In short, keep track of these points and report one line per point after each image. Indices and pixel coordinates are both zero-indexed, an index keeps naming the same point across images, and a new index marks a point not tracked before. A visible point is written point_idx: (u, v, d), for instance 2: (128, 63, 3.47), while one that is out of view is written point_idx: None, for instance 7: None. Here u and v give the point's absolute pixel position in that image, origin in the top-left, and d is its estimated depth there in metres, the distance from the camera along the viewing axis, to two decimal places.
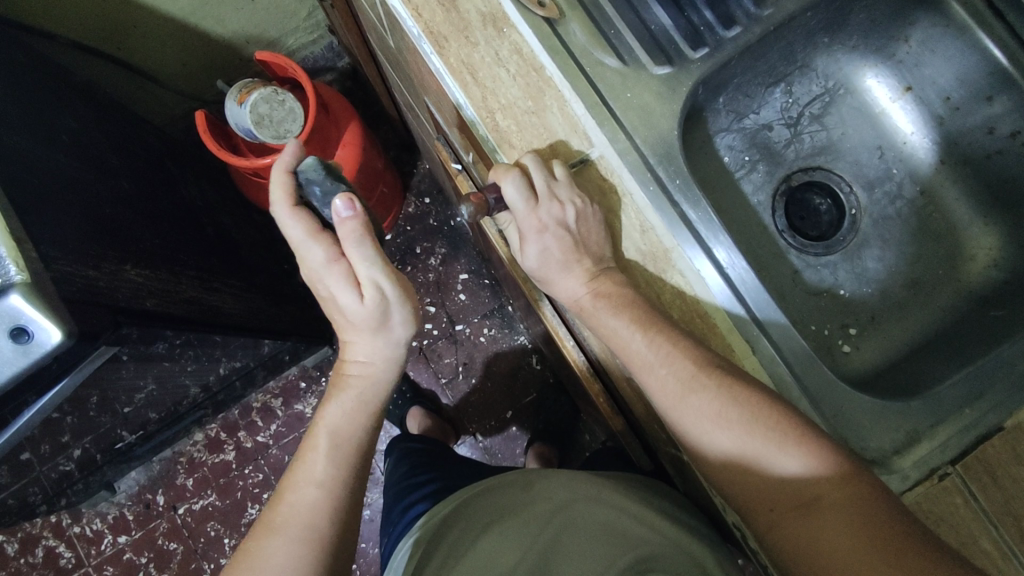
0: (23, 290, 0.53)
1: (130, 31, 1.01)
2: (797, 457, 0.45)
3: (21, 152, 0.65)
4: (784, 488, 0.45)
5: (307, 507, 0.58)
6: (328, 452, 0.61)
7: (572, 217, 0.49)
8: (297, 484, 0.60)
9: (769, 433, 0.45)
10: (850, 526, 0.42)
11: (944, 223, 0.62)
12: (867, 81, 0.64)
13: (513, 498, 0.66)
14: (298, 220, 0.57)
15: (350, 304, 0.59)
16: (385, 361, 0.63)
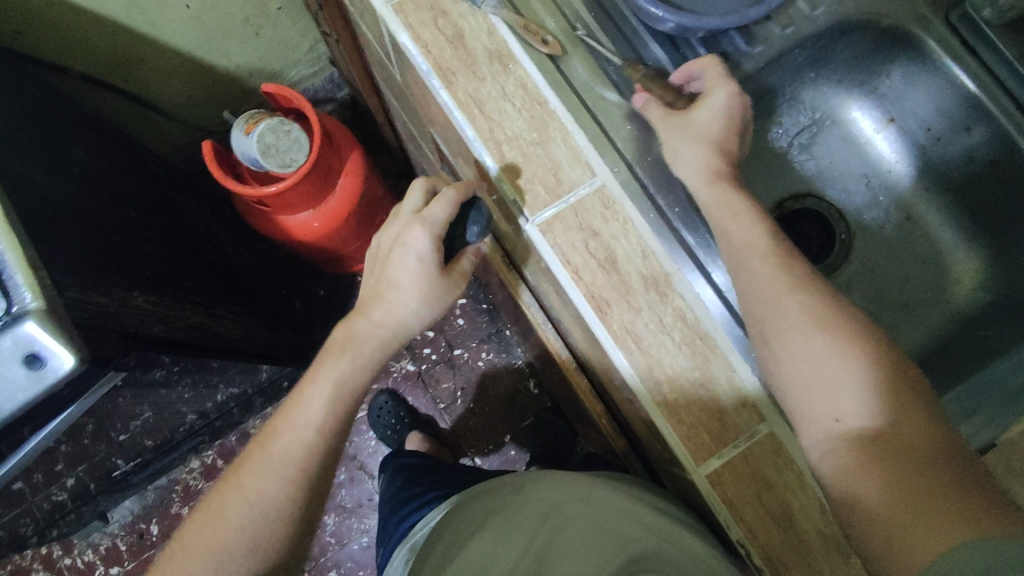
0: (38, 317, 0.54)
1: (138, 65, 1.04)
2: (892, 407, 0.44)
3: (34, 182, 0.66)
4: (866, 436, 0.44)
5: (300, 449, 0.58)
6: (329, 399, 0.60)
7: (591, 241, 0.52)
8: (293, 424, 0.59)
9: (855, 374, 0.45)
10: (902, 469, 0.42)
11: (931, 247, 0.65)
12: (852, 112, 0.67)
13: (503, 499, 0.68)
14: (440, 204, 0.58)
15: (416, 268, 0.59)
16: (403, 326, 0.62)
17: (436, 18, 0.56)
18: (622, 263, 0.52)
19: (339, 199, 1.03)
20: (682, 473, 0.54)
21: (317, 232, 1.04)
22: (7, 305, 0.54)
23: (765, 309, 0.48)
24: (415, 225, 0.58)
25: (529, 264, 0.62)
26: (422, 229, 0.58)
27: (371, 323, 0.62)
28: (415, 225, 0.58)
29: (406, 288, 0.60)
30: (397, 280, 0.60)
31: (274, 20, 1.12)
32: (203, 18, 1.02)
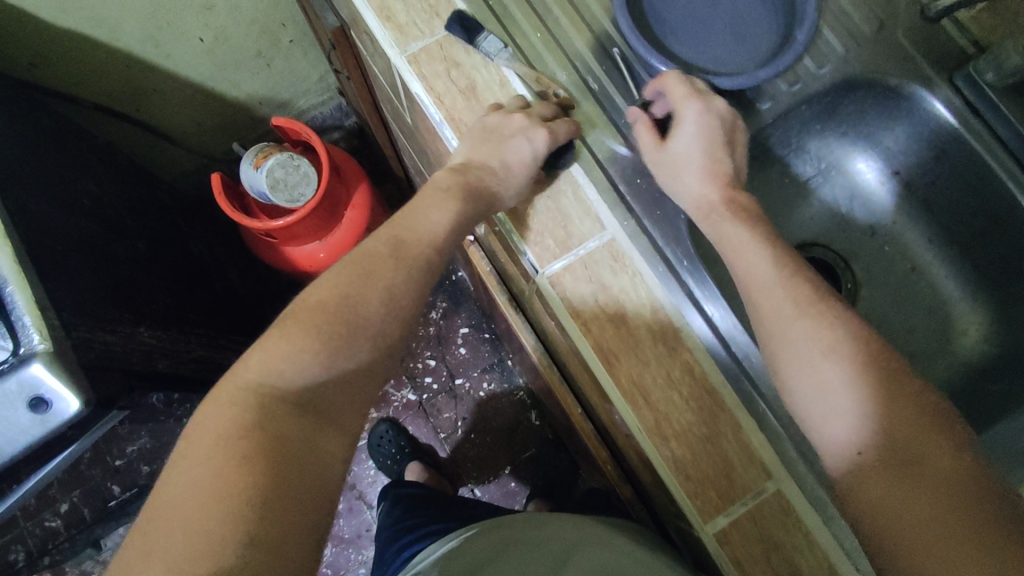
0: (44, 359, 0.54)
1: (150, 95, 1.05)
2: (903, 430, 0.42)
3: (45, 218, 0.67)
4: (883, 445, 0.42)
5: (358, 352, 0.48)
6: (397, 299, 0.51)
7: (601, 293, 0.52)
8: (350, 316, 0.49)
9: (869, 394, 0.43)
10: (910, 496, 0.40)
11: (935, 299, 0.65)
12: (857, 164, 0.68)
13: (515, 534, 0.66)
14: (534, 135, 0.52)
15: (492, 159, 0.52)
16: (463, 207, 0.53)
17: (450, 70, 0.57)
18: (631, 317, 0.52)
19: (344, 230, 1.03)
20: (687, 527, 0.54)
21: (322, 263, 1.05)
22: (14, 345, 0.54)
23: (772, 318, 0.48)
24: (536, 128, 0.52)
25: (536, 310, 0.62)
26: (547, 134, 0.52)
27: (438, 215, 0.53)
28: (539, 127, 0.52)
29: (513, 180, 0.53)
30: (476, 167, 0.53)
31: (285, 52, 1.14)
32: (215, 51, 1.03)
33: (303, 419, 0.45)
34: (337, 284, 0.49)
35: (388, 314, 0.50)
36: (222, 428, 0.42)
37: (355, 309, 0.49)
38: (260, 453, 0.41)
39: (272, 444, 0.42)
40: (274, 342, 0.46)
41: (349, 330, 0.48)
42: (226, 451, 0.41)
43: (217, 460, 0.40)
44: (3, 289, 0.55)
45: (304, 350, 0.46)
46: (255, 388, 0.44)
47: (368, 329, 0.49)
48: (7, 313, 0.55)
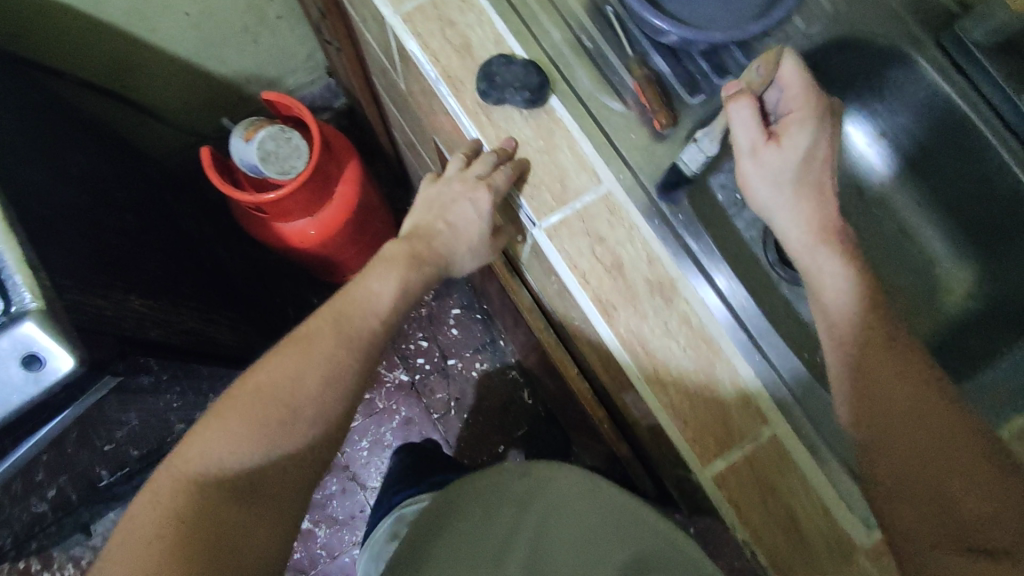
0: (37, 317, 0.53)
1: (135, 71, 1.03)
2: (963, 465, 0.43)
3: (33, 184, 0.65)
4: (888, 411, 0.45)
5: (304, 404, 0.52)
6: (332, 370, 0.53)
7: (599, 248, 0.53)
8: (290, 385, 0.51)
9: (895, 383, 0.45)
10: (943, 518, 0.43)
11: (923, 259, 0.67)
12: (848, 126, 0.69)
13: (495, 480, 0.68)
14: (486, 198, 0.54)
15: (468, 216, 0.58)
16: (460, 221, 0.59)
17: (445, 28, 0.56)
18: (628, 269, 0.52)
19: (335, 206, 1.03)
20: (684, 477, 0.55)
21: (312, 240, 1.04)
22: (6, 304, 0.54)
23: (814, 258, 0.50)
24: (476, 190, 0.55)
25: (532, 270, 0.63)
26: (485, 195, 0.54)
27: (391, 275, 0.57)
28: (477, 189, 0.54)
29: (463, 233, 0.59)
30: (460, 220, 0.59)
31: (272, 28, 1.12)
32: (201, 26, 1.02)
33: (241, 504, 0.49)
34: (279, 368, 0.52)
35: (325, 392, 0.53)
36: (156, 519, 0.46)
37: (292, 392, 0.51)
38: (187, 548, 0.45)
39: (202, 532, 0.47)
40: (214, 429, 0.50)
41: (285, 417, 0.51)
42: (153, 547, 0.44)
43: (143, 552, 0.44)
44: None
45: (239, 443, 0.50)
46: (187, 479, 0.48)
47: (302, 409, 0.51)
48: None
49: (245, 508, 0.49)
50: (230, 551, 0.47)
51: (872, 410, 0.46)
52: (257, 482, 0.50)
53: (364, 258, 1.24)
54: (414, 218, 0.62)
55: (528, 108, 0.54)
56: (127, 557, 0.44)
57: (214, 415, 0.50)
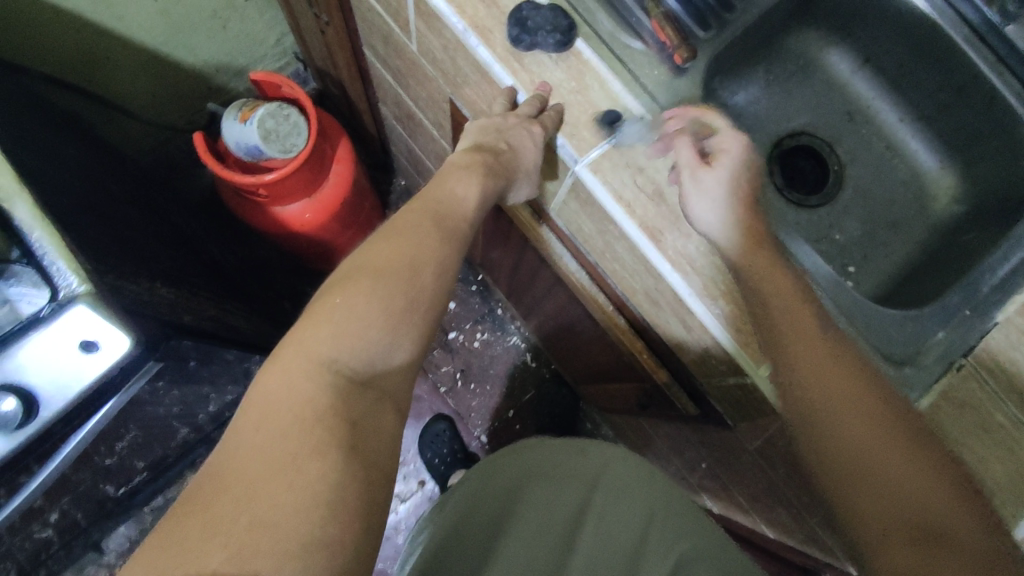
0: (88, 301, 0.53)
1: (104, 63, 0.99)
2: (908, 460, 0.48)
3: (43, 174, 0.63)
4: (837, 427, 0.50)
5: (427, 291, 0.52)
6: (444, 265, 0.54)
7: (643, 180, 0.56)
8: (416, 266, 0.52)
9: (838, 397, 0.50)
10: (897, 506, 0.47)
11: (911, 172, 0.73)
12: (831, 58, 0.74)
13: (562, 463, 0.75)
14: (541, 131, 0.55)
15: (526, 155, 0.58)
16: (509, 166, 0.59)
17: None
18: (667, 194, 0.56)
19: (333, 185, 1.03)
20: (734, 385, 0.59)
21: (311, 223, 1.03)
22: (53, 291, 0.53)
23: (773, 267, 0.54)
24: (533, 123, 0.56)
25: (565, 213, 0.66)
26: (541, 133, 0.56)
27: (463, 191, 0.58)
28: (533, 123, 0.55)
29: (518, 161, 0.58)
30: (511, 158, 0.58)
31: (241, 12, 1.09)
32: (171, 12, 0.99)
33: (366, 395, 0.47)
34: (395, 250, 0.52)
35: (441, 284, 0.54)
36: (301, 400, 0.43)
37: (412, 281, 0.51)
38: (329, 425, 0.43)
39: (347, 422, 0.44)
40: (339, 310, 0.48)
41: (408, 305, 0.51)
42: (305, 429, 0.42)
43: (295, 434, 0.41)
44: (29, 235, 0.53)
45: (371, 323, 0.48)
46: (322, 361, 0.45)
47: (425, 295, 0.52)
48: (38, 260, 0.53)
49: (372, 401, 0.47)
50: (371, 448, 0.45)
51: (821, 418, 0.50)
52: (377, 376, 0.48)
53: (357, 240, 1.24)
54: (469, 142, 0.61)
55: (558, 51, 0.57)
56: (275, 440, 0.41)
57: (337, 296, 0.49)
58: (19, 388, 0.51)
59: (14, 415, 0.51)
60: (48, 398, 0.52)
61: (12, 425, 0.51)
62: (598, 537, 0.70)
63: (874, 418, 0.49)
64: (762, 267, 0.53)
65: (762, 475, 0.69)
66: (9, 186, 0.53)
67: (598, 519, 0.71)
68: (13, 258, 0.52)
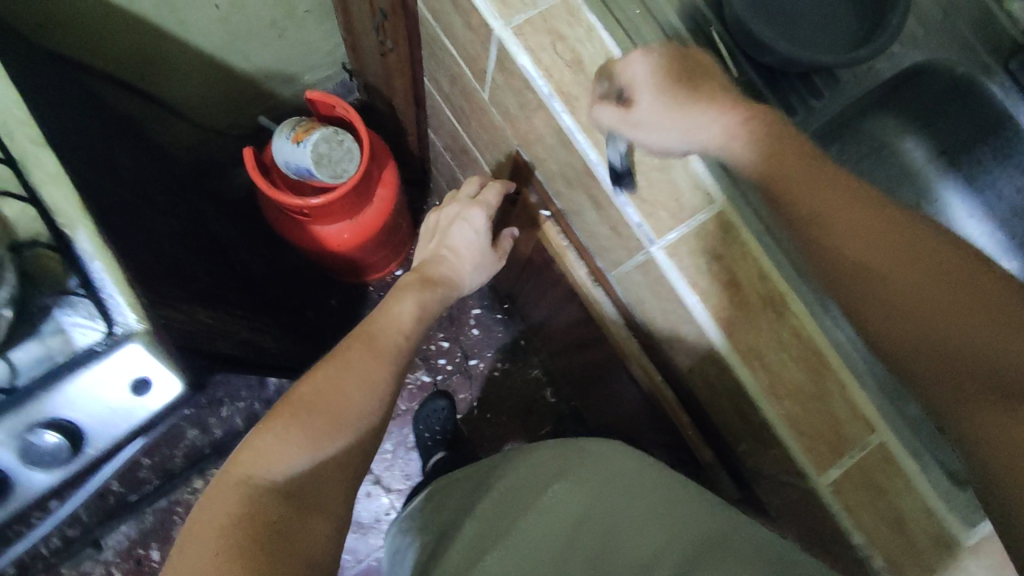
0: (144, 340, 0.51)
1: (158, 64, 0.97)
2: (984, 315, 0.42)
3: (100, 191, 0.61)
4: (955, 365, 0.43)
5: (355, 406, 0.62)
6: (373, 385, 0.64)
7: (719, 267, 0.54)
8: (338, 386, 0.62)
9: (945, 322, 0.43)
10: (973, 373, 0.42)
11: (984, 271, 0.70)
12: (909, 143, 0.71)
13: (557, 473, 0.71)
14: (479, 214, 0.78)
15: (468, 241, 0.80)
16: (463, 255, 0.80)
17: (556, 43, 0.56)
18: (742, 284, 0.54)
19: (376, 210, 1.01)
20: (787, 481, 0.57)
21: (347, 244, 1.02)
22: (108, 326, 0.51)
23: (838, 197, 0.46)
24: (474, 206, 0.78)
25: (624, 281, 0.64)
26: (478, 210, 0.78)
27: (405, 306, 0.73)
28: (473, 208, 0.78)
29: (463, 253, 0.81)
30: (457, 246, 0.80)
31: (298, 22, 1.08)
32: (231, 19, 0.98)
33: (292, 504, 0.55)
34: (323, 377, 0.62)
35: (365, 399, 0.63)
36: (223, 513, 0.52)
37: (336, 402, 0.61)
38: (253, 530, 0.51)
39: (264, 526, 0.52)
40: (266, 440, 0.57)
41: (331, 422, 0.60)
42: (230, 532, 0.50)
43: (218, 538, 0.49)
44: (89, 264, 0.52)
45: (296, 444, 0.58)
46: (242, 479, 0.54)
47: (348, 413, 0.61)
48: (95, 291, 0.51)
49: (298, 508, 0.55)
50: (293, 546, 0.52)
51: (924, 360, 0.44)
52: (309, 489, 0.57)
53: (388, 259, 1.22)
54: (421, 253, 0.83)
55: None
56: (203, 544, 0.49)
57: (266, 426, 0.59)
58: (66, 423, 0.50)
59: (60, 449, 0.50)
60: (92, 433, 0.51)
61: (58, 460, 0.50)
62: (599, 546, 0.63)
63: (925, 279, 0.43)
64: (827, 202, 0.46)
65: None
66: (73, 212, 0.52)
67: (596, 530, 0.65)
68: (72, 287, 0.52)
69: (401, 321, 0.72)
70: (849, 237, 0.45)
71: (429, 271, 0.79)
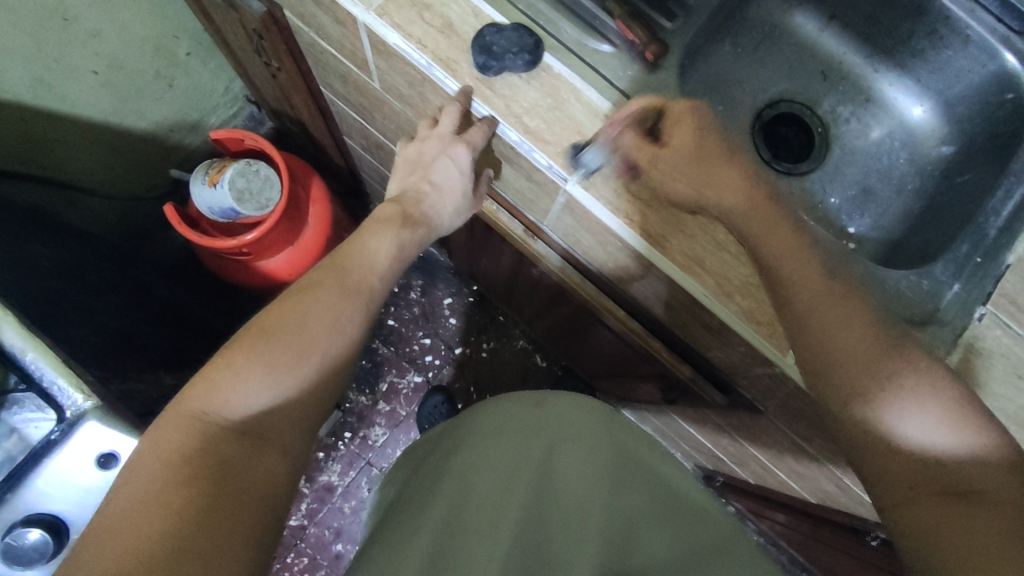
0: (98, 415, 0.51)
1: (52, 146, 0.95)
2: (961, 436, 0.45)
3: (15, 285, 0.60)
4: (843, 358, 0.48)
5: (325, 341, 0.54)
6: (339, 315, 0.56)
7: (637, 187, 0.55)
8: (309, 314, 0.54)
9: (834, 325, 0.48)
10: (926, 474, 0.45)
11: (892, 121, 0.73)
12: (796, 20, 0.73)
13: (513, 432, 0.62)
14: (467, 154, 0.60)
15: (452, 179, 0.64)
16: (448, 195, 0.65)
17: (421, 12, 0.56)
18: (664, 197, 0.54)
19: (313, 229, 0.99)
20: (759, 372, 0.58)
21: (297, 271, 1.00)
22: (59, 411, 0.51)
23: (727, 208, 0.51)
24: (458, 146, 0.59)
25: (557, 225, 0.64)
26: (466, 150, 0.59)
27: (380, 242, 0.62)
28: (460, 147, 0.59)
29: (448, 190, 0.65)
30: (440, 184, 0.64)
31: (184, 67, 1.06)
32: (113, 81, 0.95)
33: (241, 440, 0.48)
34: (287, 307, 0.54)
35: (331, 336, 0.55)
36: (166, 456, 0.44)
37: (301, 334, 0.53)
38: (192, 484, 0.43)
39: (203, 475, 0.44)
40: (223, 373, 0.49)
41: (294, 356, 0.52)
42: (162, 492, 0.42)
43: (144, 510, 0.41)
44: (23, 358, 0.51)
45: (255, 379, 0.50)
46: (196, 415, 0.46)
47: (312, 348, 0.53)
48: (37, 382, 0.51)
49: (247, 449, 0.48)
50: (243, 487, 0.46)
51: (824, 349, 0.48)
52: (266, 426, 0.50)
53: None
54: (397, 178, 0.67)
55: (528, 70, 0.55)
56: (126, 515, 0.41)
57: (221, 356, 0.50)
58: (45, 518, 0.49)
59: (45, 545, 0.48)
60: (74, 519, 0.50)
61: (49, 554, 0.48)
62: (530, 518, 0.53)
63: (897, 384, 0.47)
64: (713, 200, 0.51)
65: (798, 450, 0.69)
66: None
67: (532, 506, 0.54)
68: (13, 384, 0.51)
69: (374, 262, 0.61)
70: (831, 331, 0.48)
71: (408, 210, 0.65)
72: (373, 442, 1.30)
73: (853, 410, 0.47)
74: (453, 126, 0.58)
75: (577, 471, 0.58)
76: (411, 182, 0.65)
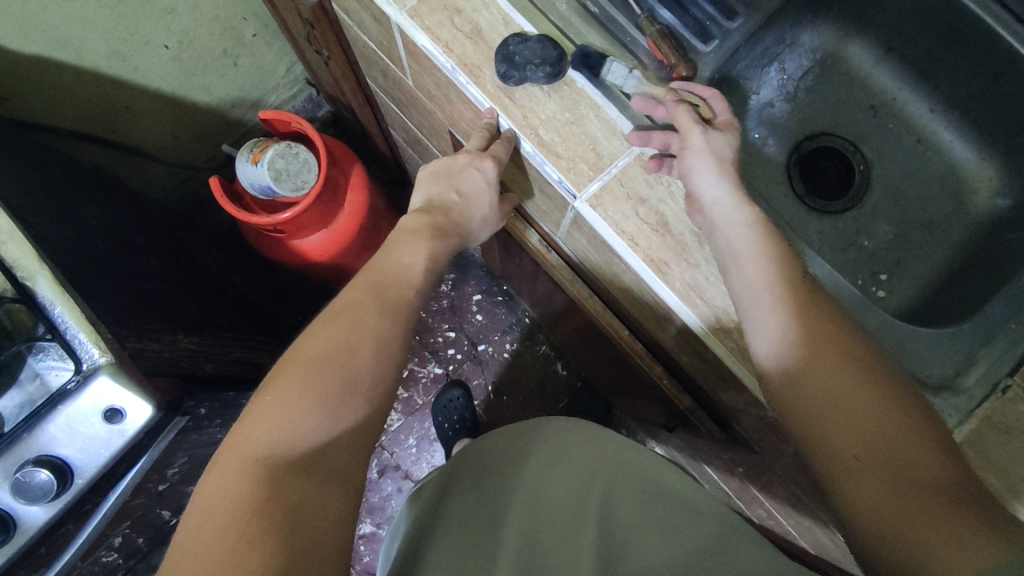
0: (110, 371, 0.54)
1: (122, 112, 1.01)
2: (919, 436, 0.42)
3: (62, 240, 0.65)
4: (802, 354, 0.46)
5: (373, 370, 0.52)
6: (380, 343, 0.53)
7: (647, 209, 0.53)
8: (354, 341, 0.52)
9: (796, 323, 0.46)
10: (892, 470, 0.42)
11: (944, 166, 0.69)
12: (850, 51, 0.70)
13: (501, 454, 0.63)
14: (492, 170, 0.59)
15: (477, 193, 0.63)
16: (473, 208, 0.65)
17: (452, 16, 0.56)
18: (673, 224, 0.53)
19: (349, 214, 1.02)
20: (755, 413, 0.56)
21: (327, 251, 1.03)
22: (76, 363, 0.54)
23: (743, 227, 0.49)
24: (483, 161, 0.59)
25: (568, 239, 0.64)
26: (492, 166, 0.59)
27: (413, 254, 0.60)
28: (485, 160, 0.58)
29: (475, 202, 0.64)
30: (466, 196, 0.63)
31: (249, 47, 1.11)
32: (182, 56, 1.01)
33: (302, 479, 0.45)
34: (332, 336, 0.52)
35: (378, 363, 0.53)
36: (228, 503, 0.42)
37: (348, 363, 0.51)
38: (262, 531, 0.41)
39: (271, 520, 0.41)
40: (276, 409, 0.47)
41: (345, 386, 0.50)
42: (233, 537, 0.40)
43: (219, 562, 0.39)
44: (52, 310, 0.55)
45: (307, 413, 0.47)
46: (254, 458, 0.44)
47: (360, 375, 0.51)
48: (61, 334, 0.54)
49: (311, 485, 0.45)
50: (308, 532, 0.43)
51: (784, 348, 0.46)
52: (326, 460, 0.47)
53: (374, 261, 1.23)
54: (426, 191, 0.67)
55: (550, 83, 0.55)
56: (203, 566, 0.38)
57: (269, 393, 0.48)
58: (53, 460, 0.53)
59: (50, 485, 0.52)
60: (78, 465, 0.54)
61: (51, 494, 0.52)
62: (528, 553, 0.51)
63: (852, 375, 0.44)
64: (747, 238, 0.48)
65: (792, 494, 0.66)
66: (32, 264, 0.55)
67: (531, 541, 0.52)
68: (40, 333, 0.55)
69: (410, 274, 0.59)
70: (792, 327, 0.46)
71: (436, 218, 0.64)
72: (388, 425, 1.32)
73: (812, 415, 0.45)
74: (481, 142, 0.59)
75: (573, 495, 0.57)
76: (439, 192, 0.65)
